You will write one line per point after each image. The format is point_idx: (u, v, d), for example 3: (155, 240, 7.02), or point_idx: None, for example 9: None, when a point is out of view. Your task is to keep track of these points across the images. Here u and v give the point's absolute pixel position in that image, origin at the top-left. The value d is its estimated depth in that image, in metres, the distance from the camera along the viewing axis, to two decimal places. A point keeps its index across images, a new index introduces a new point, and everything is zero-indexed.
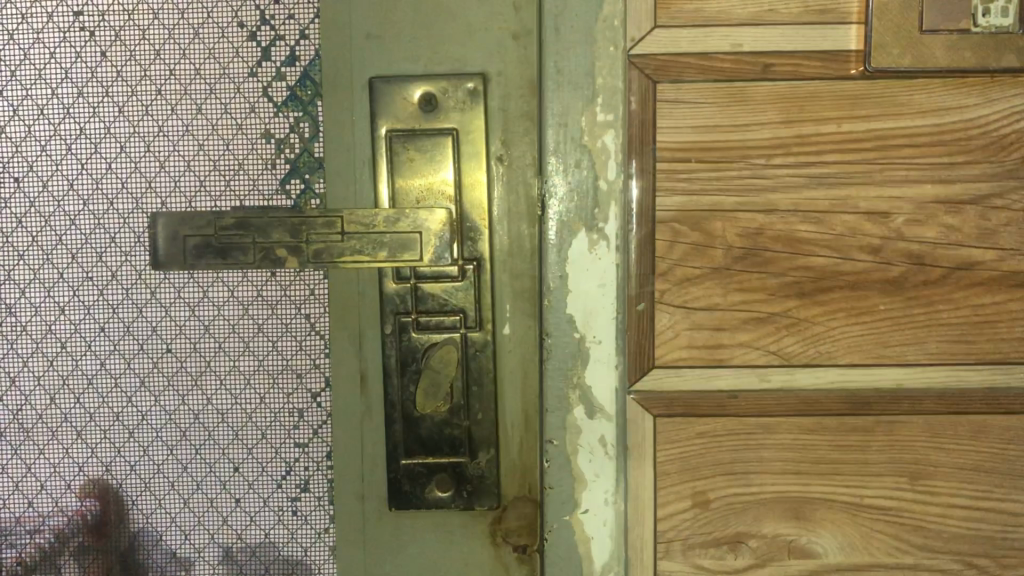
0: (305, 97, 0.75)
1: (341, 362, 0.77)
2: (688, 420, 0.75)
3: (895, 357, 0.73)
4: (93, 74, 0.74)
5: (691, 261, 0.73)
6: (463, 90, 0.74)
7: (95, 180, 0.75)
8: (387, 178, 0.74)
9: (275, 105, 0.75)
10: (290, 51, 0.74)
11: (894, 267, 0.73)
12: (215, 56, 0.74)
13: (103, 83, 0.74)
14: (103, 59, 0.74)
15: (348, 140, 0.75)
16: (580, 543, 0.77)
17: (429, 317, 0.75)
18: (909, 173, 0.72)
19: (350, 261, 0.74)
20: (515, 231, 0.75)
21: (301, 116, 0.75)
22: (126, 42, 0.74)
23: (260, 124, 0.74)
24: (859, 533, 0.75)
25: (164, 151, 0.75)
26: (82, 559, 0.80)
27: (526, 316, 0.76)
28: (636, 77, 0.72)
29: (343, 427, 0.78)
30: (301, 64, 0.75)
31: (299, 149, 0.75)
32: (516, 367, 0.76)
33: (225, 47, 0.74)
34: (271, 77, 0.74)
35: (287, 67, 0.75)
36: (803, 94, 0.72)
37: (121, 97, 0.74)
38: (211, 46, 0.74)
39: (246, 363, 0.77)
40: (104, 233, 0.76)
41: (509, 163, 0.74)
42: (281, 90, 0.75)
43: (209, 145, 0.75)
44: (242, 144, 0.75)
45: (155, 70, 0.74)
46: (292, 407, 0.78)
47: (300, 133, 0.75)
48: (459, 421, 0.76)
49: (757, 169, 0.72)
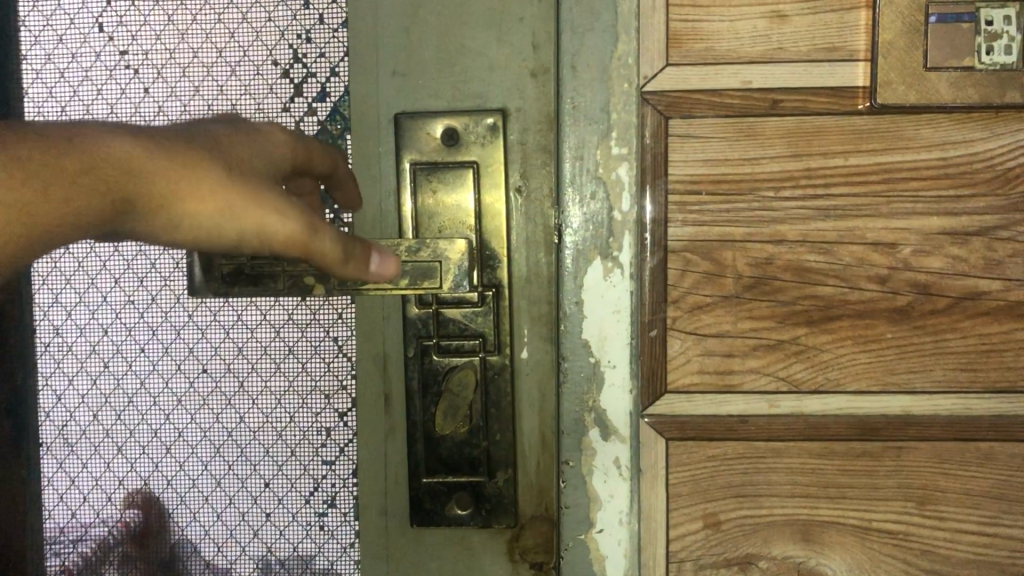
0: (335, 131, 0.79)
1: (365, 382, 0.80)
2: (699, 443, 0.77)
3: (902, 384, 0.75)
4: (137, 109, 0.79)
5: (702, 290, 0.76)
6: (484, 126, 0.77)
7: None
8: (411, 203, 0.78)
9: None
10: (321, 88, 0.79)
11: (901, 296, 0.75)
12: (250, 92, 0.79)
13: (145, 117, 0.79)
14: (146, 95, 0.79)
15: (375, 171, 0.79)
16: (595, 560, 0.80)
17: (450, 341, 0.78)
18: (915, 205, 0.74)
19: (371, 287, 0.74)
20: (534, 261, 0.78)
21: None
22: (168, 79, 0.79)
23: None
24: (867, 556, 0.77)
25: None
26: (124, 569, 0.85)
27: (544, 340, 0.79)
28: (649, 112, 0.74)
29: (370, 445, 0.81)
30: (331, 99, 0.79)
31: None
32: (534, 390, 0.80)
33: (259, 85, 0.78)
34: (303, 112, 0.79)
35: (319, 103, 0.79)
36: (811, 129, 0.74)
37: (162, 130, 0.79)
38: (247, 83, 0.78)
39: (277, 383, 0.81)
40: (145, 258, 0.80)
41: (527, 194, 0.78)
42: (313, 124, 0.79)
43: None
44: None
45: (194, 106, 0.79)
46: (320, 426, 0.81)
47: None
48: (478, 442, 0.79)
49: (766, 201, 0.75)
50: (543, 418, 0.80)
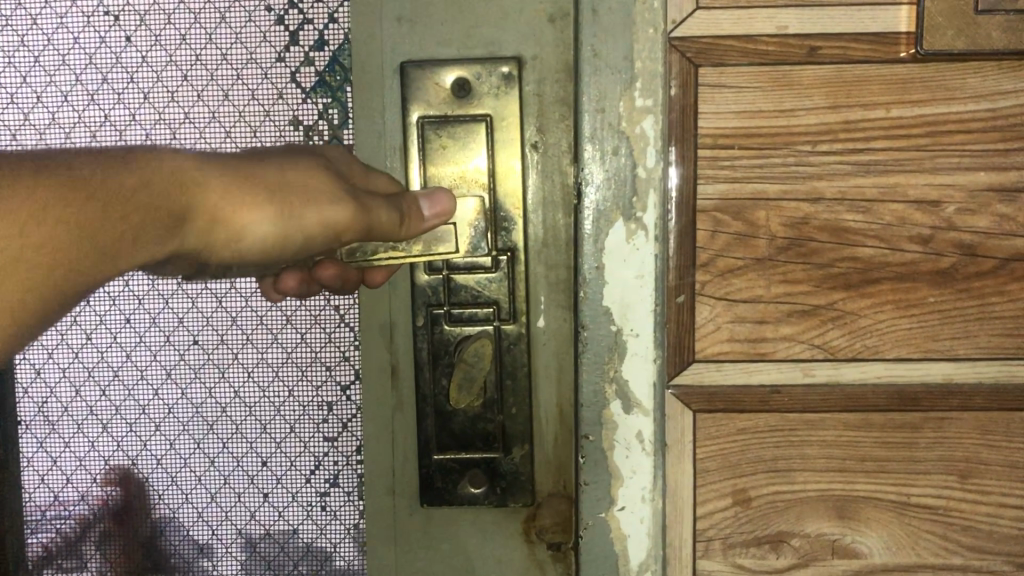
0: (334, 83, 0.73)
1: (371, 356, 0.74)
2: (729, 416, 0.72)
3: (944, 351, 0.71)
4: (118, 59, 0.73)
5: (733, 252, 0.71)
6: (498, 75, 0.71)
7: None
8: (418, 164, 0.72)
9: (304, 91, 0.73)
10: (318, 35, 0.73)
11: (945, 257, 0.70)
12: (242, 41, 0.72)
13: (127, 68, 0.73)
14: (127, 44, 0.72)
15: (379, 126, 0.72)
16: (616, 540, 0.75)
17: (462, 310, 0.73)
18: (961, 159, 0.69)
19: (383, 257, 0.67)
20: (551, 222, 0.73)
21: (329, 102, 0.73)
22: (152, 27, 0.72)
23: (288, 111, 0.73)
24: (905, 532, 0.73)
25: (190, 139, 0.73)
26: (106, 547, 0.82)
27: (561, 308, 0.74)
28: (676, 60, 0.69)
29: (376, 423, 0.75)
30: (330, 48, 0.73)
31: (328, 136, 0.74)
32: (551, 360, 0.75)
33: (252, 32, 0.72)
34: (299, 62, 0.73)
35: (316, 52, 0.73)
36: (851, 78, 0.69)
37: (146, 82, 0.73)
38: (238, 31, 0.72)
39: (275, 355, 0.75)
40: None
41: (544, 150, 0.72)
42: (309, 76, 0.73)
43: (236, 133, 0.73)
44: (269, 133, 0.73)
45: (180, 56, 0.72)
46: (322, 400, 0.76)
47: (329, 120, 0.73)
48: (493, 416, 0.75)
49: (802, 156, 0.70)
50: (561, 390, 0.75)
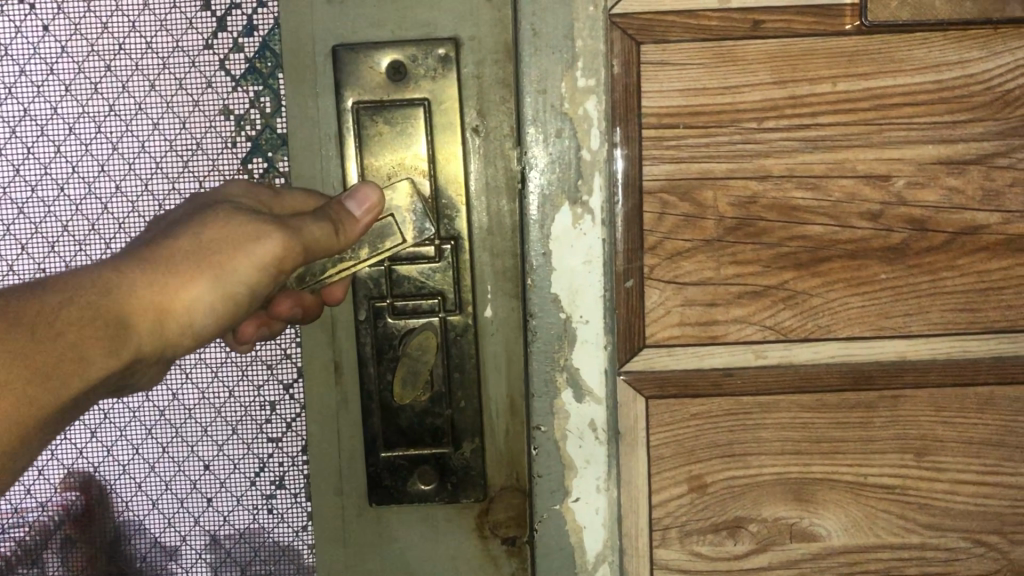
0: (265, 69, 0.70)
1: (312, 350, 0.72)
2: (682, 401, 0.71)
3: (897, 328, 0.70)
4: (35, 50, 0.69)
5: (681, 234, 0.69)
6: (434, 57, 0.68)
7: (43, 164, 0.70)
8: (356, 159, 0.69)
9: (233, 79, 0.70)
10: (247, 21, 0.70)
11: (895, 233, 0.69)
12: (167, 28, 0.69)
13: (46, 59, 0.69)
14: (45, 34, 0.69)
15: (312, 113, 0.69)
16: (572, 531, 0.74)
17: (406, 301, 0.70)
18: (909, 133, 0.68)
19: (334, 273, 0.66)
20: (496, 210, 0.70)
21: (261, 90, 0.70)
22: (70, 15, 0.69)
23: (217, 100, 0.70)
24: (862, 513, 0.72)
25: (116, 132, 0.70)
26: (67, 553, 0.75)
27: (509, 297, 0.71)
28: (618, 38, 0.67)
29: (320, 424, 0.73)
30: (260, 34, 0.70)
31: (261, 125, 0.71)
32: (500, 352, 0.72)
33: (177, 19, 0.69)
34: (228, 49, 0.70)
35: (246, 39, 0.70)
36: (796, 52, 0.67)
37: (67, 74, 0.69)
38: (163, 17, 0.69)
39: (213, 355, 0.73)
40: (56, 221, 0.71)
41: (485, 134, 0.69)
42: (239, 63, 0.70)
43: (165, 124, 0.70)
44: (199, 123, 0.70)
45: (102, 45, 0.69)
46: (263, 401, 0.73)
47: (261, 109, 0.70)
48: (442, 410, 0.72)
49: (749, 134, 0.68)
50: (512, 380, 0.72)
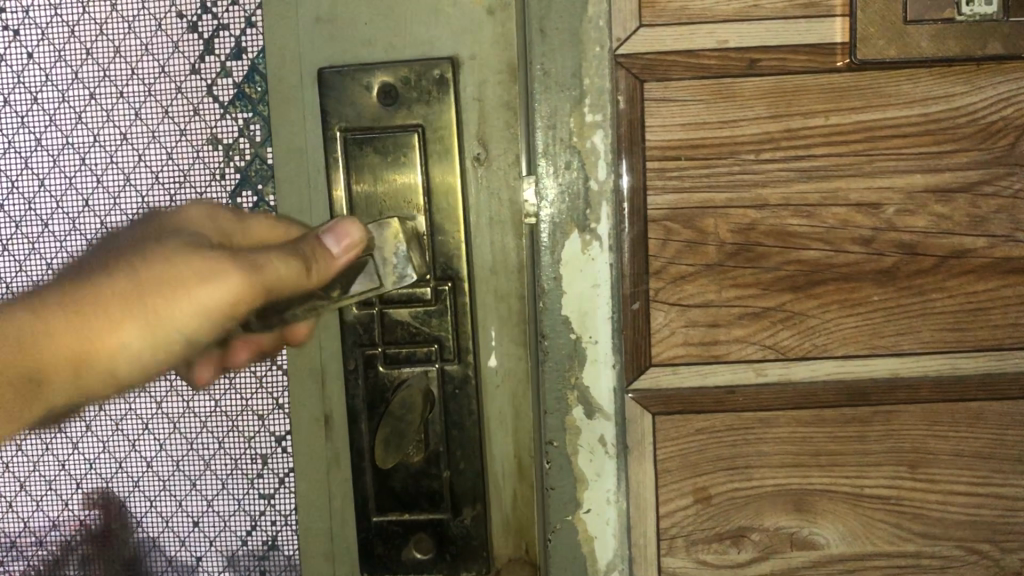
0: (254, 96, 0.74)
1: (302, 402, 0.76)
2: (687, 417, 0.75)
3: (890, 347, 0.74)
4: (19, 79, 0.75)
5: (684, 259, 0.73)
6: (431, 78, 0.70)
7: (26, 200, 0.76)
8: (343, 176, 0.71)
9: (221, 105, 0.74)
10: (235, 44, 0.74)
11: (886, 257, 0.73)
12: (151, 52, 0.73)
13: (30, 88, 0.75)
14: (30, 62, 0.74)
15: (300, 137, 0.73)
16: (584, 541, 0.78)
17: (398, 350, 0.72)
18: (897, 162, 0.72)
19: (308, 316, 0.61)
20: (500, 246, 0.72)
21: (250, 116, 0.74)
22: (54, 41, 0.74)
23: (205, 127, 0.74)
24: (859, 523, 0.76)
25: (101, 164, 0.75)
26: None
27: (513, 345, 0.74)
28: (622, 76, 0.72)
29: (307, 478, 0.77)
30: (248, 56, 0.74)
31: (250, 155, 0.75)
32: (505, 405, 0.74)
33: (161, 43, 0.73)
34: (215, 73, 0.74)
35: (233, 61, 0.74)
36: (790, 88, 0.72)
37: (50, 103, 0.75)
38: (147, 42, 0.73)
39: (207, 412, 0.78)
40: (40, 258, 0.77)
41: (487, 163, 0.72)
42: (226, 88, 0.74)
43: (149, 154, 0.75)
44: (186, 153, 0.75)
45: (85, 72, 0.74)
46: (255, 453, 0.79)
47: (250, 137, 0.75)
48: (438, 472, 0.74)
49: (747, 165, 0.72)
50: (523, 439, 0.75)
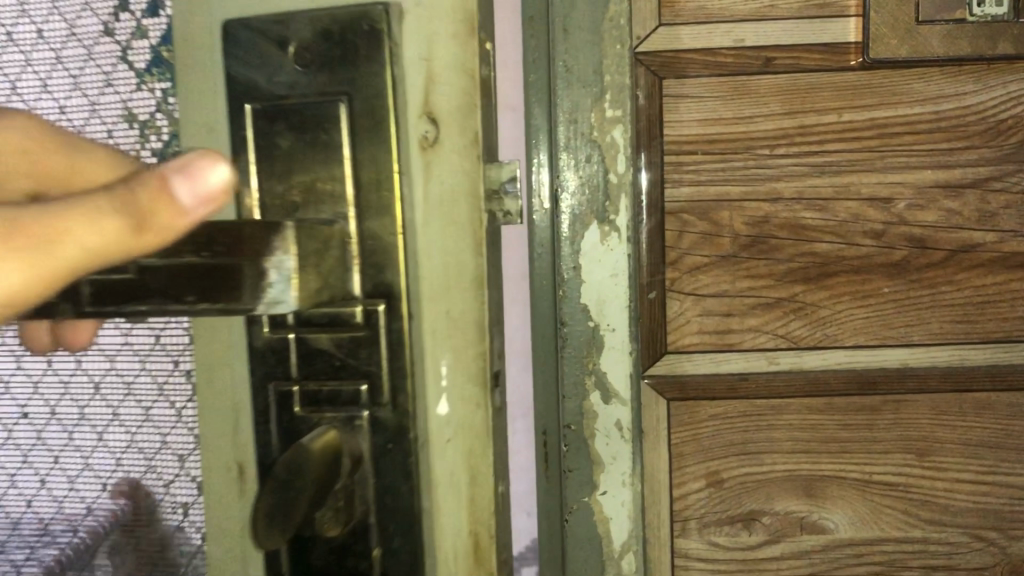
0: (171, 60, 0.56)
1: (214, 449, 0.58)
2: (699, 402, 0.78)
3: (899, 338, 0.76)
4: None
5: (700, 250, 0.76)
6: (361, 29, 0.50)
7: None
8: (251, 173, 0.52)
9: (137, 73, 0.57)
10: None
11: (897, 251, 0.75)
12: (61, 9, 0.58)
13: None
14: None
15: (205, 109, 0.54)
16: (599, 523, 0.80)
17: (319, 388, 0.52)
18: (908, 159, 0.74)
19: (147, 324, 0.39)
20: (454, 251, 0.53)
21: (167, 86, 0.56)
22: None
23: (120, 102, 0.58)
24: (868, 508, 0.78)
25: None
26: None
27: (471, 391, 0.54)
28: (642, 73, 0.75)
29: (219, 542, 0.60)
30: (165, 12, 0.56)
31: (168, 134, 0.57)
32: (457, 468, 0.55)
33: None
34: (130, 34, 0.57)
35: (150, 19, 0.56)
36: (804, 86, 0.74)
37: None
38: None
39: (122, 447, 0.62)
40: None
41: (437, 140, 0.51)
42: (142, 52, 0.57)
43: None
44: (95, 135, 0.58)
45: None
46: (171, 503, 0.62)
47: (168, 113, 0.57)
48: (365, 552, 0.54)
49: (762, 159, 0.75)
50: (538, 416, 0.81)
